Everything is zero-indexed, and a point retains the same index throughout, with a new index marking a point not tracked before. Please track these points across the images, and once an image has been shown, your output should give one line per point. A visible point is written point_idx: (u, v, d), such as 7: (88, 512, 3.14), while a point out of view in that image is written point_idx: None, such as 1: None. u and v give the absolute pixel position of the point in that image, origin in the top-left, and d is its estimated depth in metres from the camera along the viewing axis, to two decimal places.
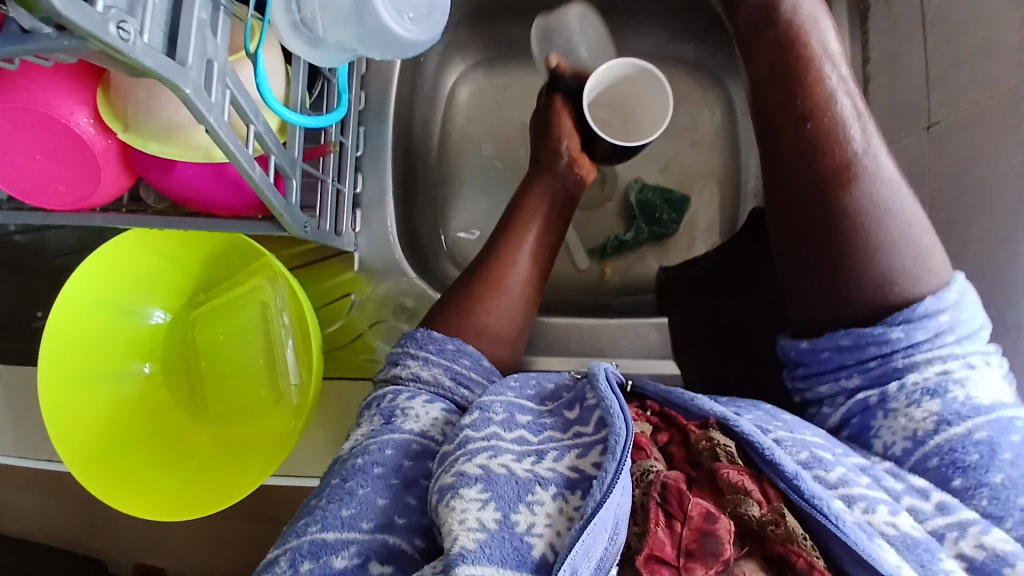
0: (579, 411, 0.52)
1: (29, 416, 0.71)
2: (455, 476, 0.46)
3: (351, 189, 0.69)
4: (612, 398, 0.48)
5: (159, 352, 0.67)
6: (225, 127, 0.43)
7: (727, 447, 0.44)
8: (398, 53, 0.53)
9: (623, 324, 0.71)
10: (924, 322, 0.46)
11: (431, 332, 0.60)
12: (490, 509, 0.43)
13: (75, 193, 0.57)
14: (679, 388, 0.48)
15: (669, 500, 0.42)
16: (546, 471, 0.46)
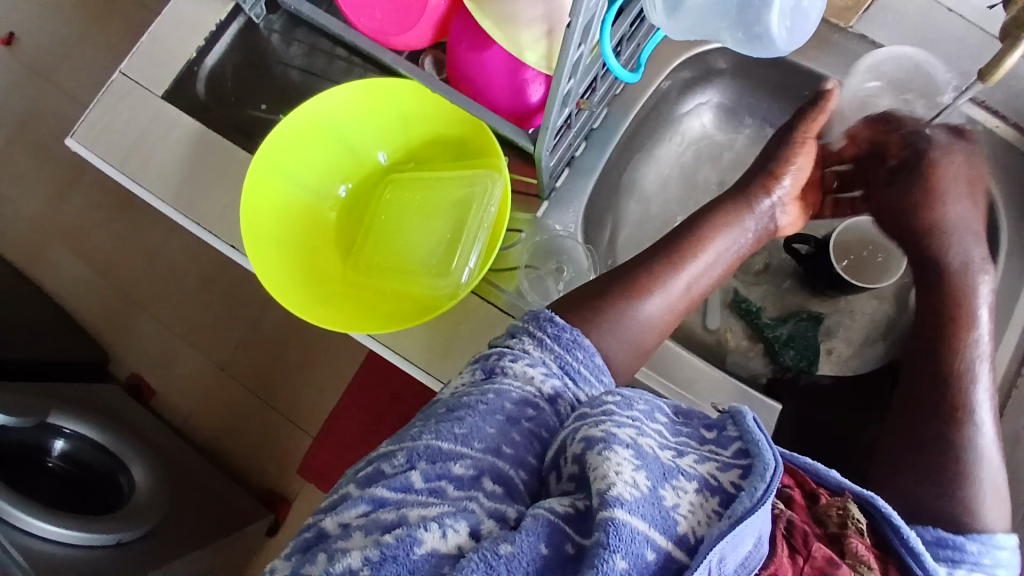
0: (718, 432, 0.45)
1: (205, 183, 0.78)
2: (605, 431, 0.41)
3: (575, 150, 0.74)
4: (762, 432, 0.42)
5: (354, 189, 0.72)
6: (578, 31, 0.48)
7: (859, 523, 0.45)
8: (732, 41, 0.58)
9: (737, 386, 0.69)
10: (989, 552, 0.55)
11: (553, 315, 0.55)
12: (642, 474, 0.38)
13: (387, 29, 0.65)
14: (809, 460, 0.45)
15: (793, 537, 0.42)
16: (687, 466, 0.41)
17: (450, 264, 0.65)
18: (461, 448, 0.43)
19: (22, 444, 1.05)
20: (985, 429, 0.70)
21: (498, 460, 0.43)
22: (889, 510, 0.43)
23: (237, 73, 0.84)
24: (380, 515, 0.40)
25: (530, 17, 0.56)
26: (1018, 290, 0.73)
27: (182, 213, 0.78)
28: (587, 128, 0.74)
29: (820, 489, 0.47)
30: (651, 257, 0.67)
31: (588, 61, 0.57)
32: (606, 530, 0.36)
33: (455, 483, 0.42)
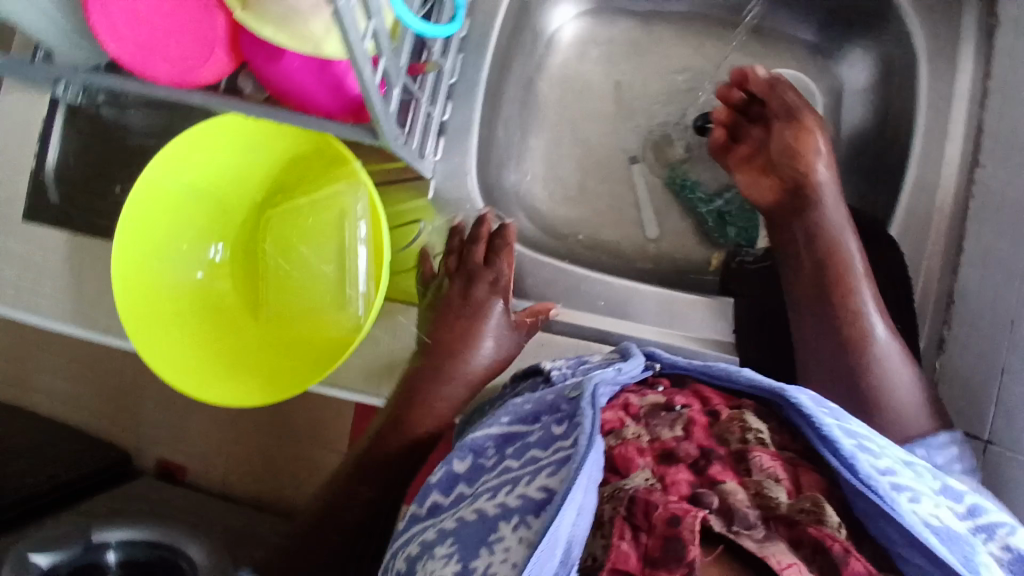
0: (567, 424, 0.45)
1: (94, 287, 0.74)
2: (438, 532, 0.41)
3: (440, 115, 0.68)
4: (585, 416, 0.42)
5: (232, 242, 0.68)
6: (349, 13, 0.42)
7: (758, 433, 0.44)
8: None
9: (684, 300, 0.68)
10: (939, 449, 0.53)
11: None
12: (452, 563, 0.38)
13: (183, 62, 0.57)
14: (722, 361, 0.48)
15: (636, 514, 0.37)
16: (512, 501, 0.40)
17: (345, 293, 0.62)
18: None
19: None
20: (948, 253, 0.65)
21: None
22: (799, 399, 0.43)
23: (82, 162, 0.77)
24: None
25: (310, 4, 0.50)
26: (944, 95, 0.67)
27: (90, 327, 0.74)
28: (443, 86, 0.67)
29: (719, 404, 0.47)
30: None
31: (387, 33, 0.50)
32: None
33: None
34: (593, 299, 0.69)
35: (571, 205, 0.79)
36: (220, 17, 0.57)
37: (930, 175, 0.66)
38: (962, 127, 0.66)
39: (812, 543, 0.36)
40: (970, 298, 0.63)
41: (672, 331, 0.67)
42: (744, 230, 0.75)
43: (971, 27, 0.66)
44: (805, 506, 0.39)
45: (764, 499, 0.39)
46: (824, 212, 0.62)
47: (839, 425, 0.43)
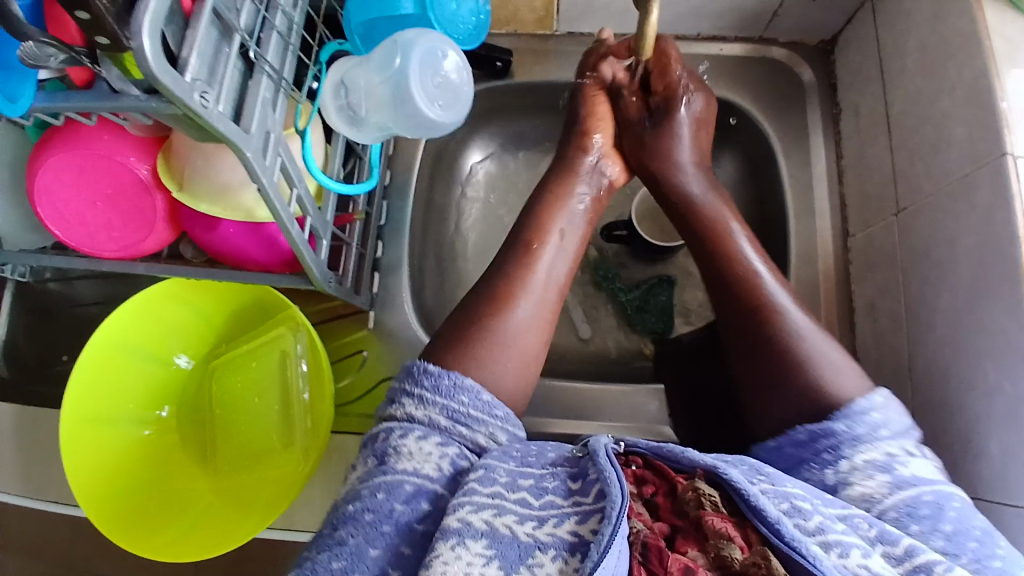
0: (582, 480, 0.49)
1: (41, 461, 0.74)
2: (460, 522, 0.45)
3: (373, 254, 0.75)
4: (612, 470, 0.47)
5: (175, 397, 0.70)
6: (273, 186, 0.49)
7: (711, 496, 0.46)
8: (427, 135, 0.54)
9: (618, 391, 0.74)
10: (859, 419, 0.50)
11: (427, 366, 0.56)
12: (494, 567, 0.43)
13: (128, 240, 0.63)
14: (669, 442, 0.50)
15: (650, 559, 0.44)
16: (546, 536, 0.45)
17: (291, 429, 0.65)
18: (483, 419, 0.54)
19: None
20: (842, 312, 0.74)
21: (426, 471, 0.50)
22: (730, 474, 0.45)
23: (32, 336, 0.81)
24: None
25: (241, 180, 0.57)
26: (806, 181, 0.77)
27: (48, 498, 0.73)
28: (373, 229, 0.74)
29: (678, 477, 0.50)
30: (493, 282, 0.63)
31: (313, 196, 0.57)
32: None
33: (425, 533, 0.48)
34: (536, 403, 0.73)
35: None
36: (158, 196, 0.62)
37: (812, 248, 0.75)
38: (825, 207, 0.76)
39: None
40: (869, 350, 0.70)
41: (611, 423, 0.72)
42: (662, 317, 0.82)
43: (814, 126, 0.79)
44: (755, 561, 0.43)
45: (721, 560, 0.43)
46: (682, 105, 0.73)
47: (772, 490, 0.45)
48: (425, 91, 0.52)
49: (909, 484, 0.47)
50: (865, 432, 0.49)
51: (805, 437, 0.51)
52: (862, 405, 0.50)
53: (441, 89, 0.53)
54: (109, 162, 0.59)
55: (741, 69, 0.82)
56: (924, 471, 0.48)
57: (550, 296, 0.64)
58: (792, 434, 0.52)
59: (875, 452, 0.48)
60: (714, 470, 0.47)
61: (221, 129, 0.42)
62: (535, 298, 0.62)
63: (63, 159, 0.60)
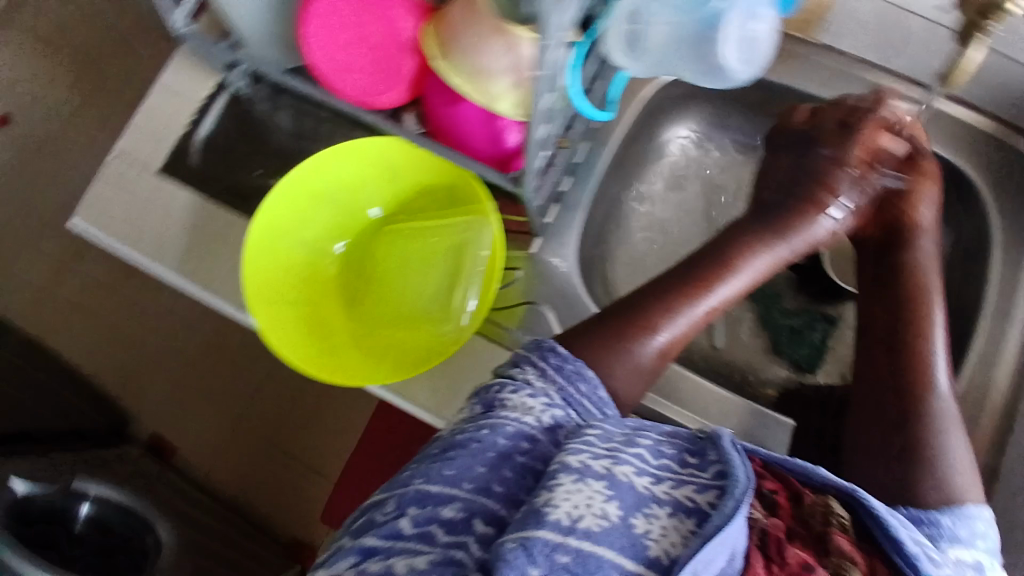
0: (700, 457, 0.48)
1: (204, 250, 0.81)
2: (573, 461, 0.45)
3: (561, 186, 0.75)
4: (736, 456, 0.46)
5: (353, 236, 0.74)
6: (544, 78, 0.49)
7: (841, 518, 0.47)
8: (700, 76, 0.55)
9: (724, 397, 0.71)
10: (963, 522, 0.54)
11: (556, 346, 0.58)
12: (613, 505, 0.43)
13: (370, 89, 0.66)
14: (796, 457, 0.48)
15: (767, 546, 0.44)
16: (662, 493, 0.44)
17: (451, 310, 0.69)
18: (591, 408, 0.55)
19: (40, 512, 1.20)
20: (1000, 427, 0.69)
21: (526, 418, 0.51)
22: (873, 502, 0.46)
23: (227, 144, 0.86)
24: (369, 565, 0.44)
25: (500, 67, 0.58)
26: (1014, 283, 0.72)
27: (207, 291, 0.80)
28: (570, 163, 0.74)
29: (805, 491, 0.49)
30: (636, 302, 0.65)
31: (559, 106, 0.57)
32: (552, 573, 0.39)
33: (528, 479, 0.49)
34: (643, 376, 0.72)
35: None
36: (413, 59, 0.65)
37: (995, 351, 0.71)
38: None
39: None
40: (1018, 473, 0.66)
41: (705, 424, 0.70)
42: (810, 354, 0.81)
43: None
44: None
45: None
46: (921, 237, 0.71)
47: (910, 531, 0.46)
48: (732, 40, 0.52)
49: None
50: (965, 535, 0.53)
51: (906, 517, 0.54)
52: (969, 510, 0.55)
53: (746, 42, 0.53)
54: (383, 17, 0.65)
55: (990, 146, 0.76)
56: None
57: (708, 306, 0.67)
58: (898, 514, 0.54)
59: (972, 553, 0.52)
60: (852, 494, 0.46)
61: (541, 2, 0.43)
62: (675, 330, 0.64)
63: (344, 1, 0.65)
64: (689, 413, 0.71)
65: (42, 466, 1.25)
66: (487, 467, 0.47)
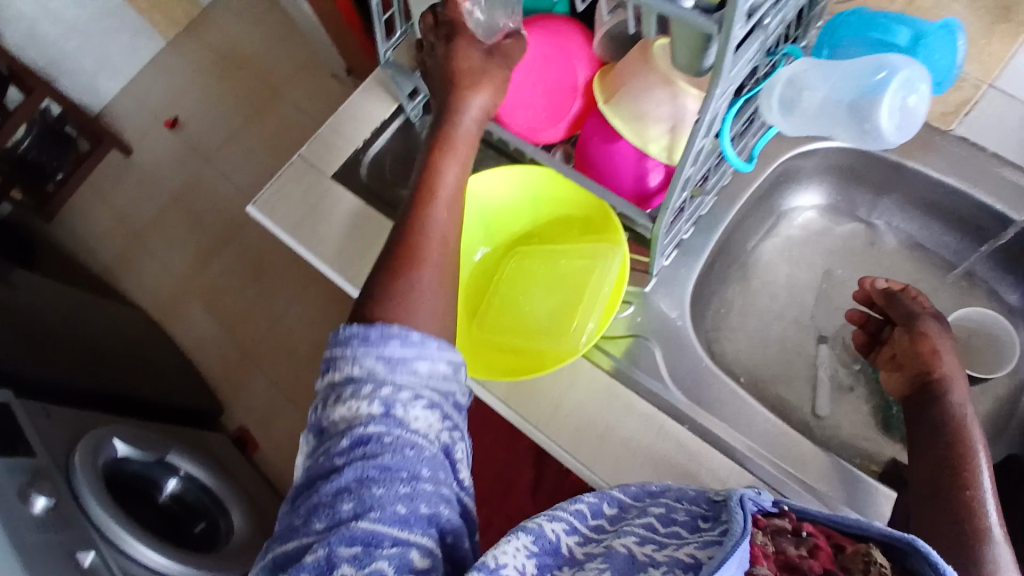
0: (713, 521, 0.56)
1: (358, 247, 0.92)
2: (541, 525, 0.56)
3: (684, 233, 0.81)
4: (740, 519, 0.52)
5: (494, 251, 0.84)
6: (704, 127, 0.55)
7: (882, 567, 0.50)
8: (855, 139, 0.63)
9: (826, 458, 0.73)
10: None
11: (354, 325, 0.56)
12: (605, 574, 0.51)
13: (535, 125, 0.76)
14: (849, 514, 0.52)
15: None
16: (664, 556, 0.52)
17: (569, 326, 0.74)
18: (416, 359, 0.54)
19: (137, 475, 1.28)
20: None
21: (367, 406, 0.52)
22: (919, 544, 0.48)
23: (393, 160, 0.99)
24: None
25: (657, 115, 0.66)
26: None
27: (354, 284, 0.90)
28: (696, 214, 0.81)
29: (847, 541, 0.53)
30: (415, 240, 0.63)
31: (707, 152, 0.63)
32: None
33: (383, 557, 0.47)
34: (740, 422, 0.75)
35: (756, 355, 0.88)
36: (577, 102, 0.75)
37: None
38: None
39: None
40: None
41: (800, 481, 0.72)
42: None
43: None
44: None
45: None
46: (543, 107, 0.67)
47: None
48: (890, 108, 0.59)
49: None
50: None
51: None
52: None
53: (903, 112, 0.60)
54: (565, 61, 0.74)
55: None
56: None
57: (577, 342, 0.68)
58: None
59: None
60: (884, 539, 0.50)
61: (723, 60, 0.49)
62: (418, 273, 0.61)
63: (532, 44, 0.74)
64: (783, 465, 0.73)
65: (151, 430, 1.35)
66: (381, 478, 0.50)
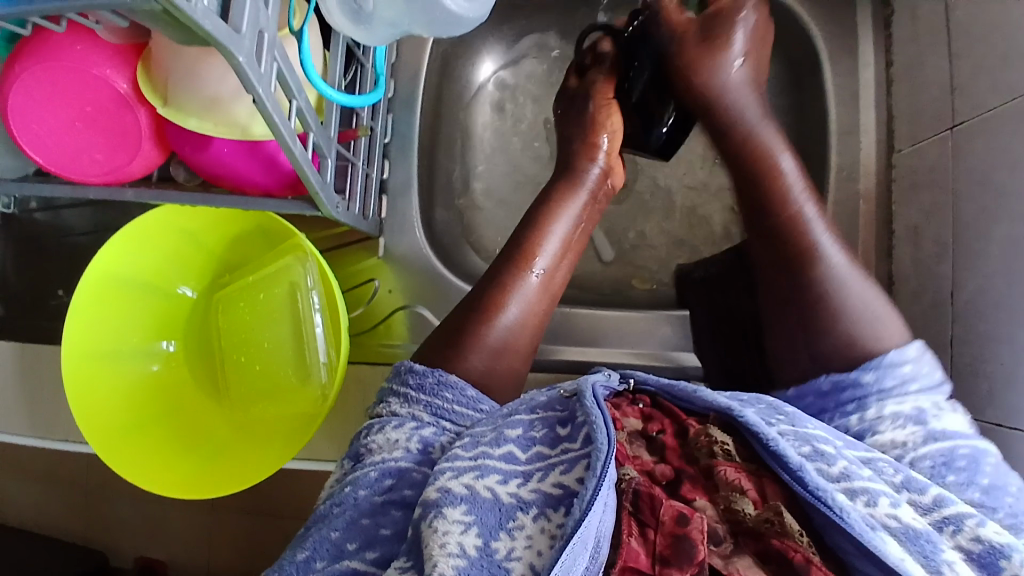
0: (570, 425, 0.41)
1: (43, 391, 0.72)
2: (437, 493, 0.38)
3: (378, 174, 0.69)
4: (598, 413, 0.39)
5: (179, 330, 0.66)
6: (272, 99, 0.44)
7: (725, 445, 0.41)
8: (442, 30, 0.50)
9: (646, 317, 0.71)
10: (889, 369, 0.48)
11: (414, 362, 0.47)
12: (472, 534, 0.36)
13: (113, 162, 0.57)
14: (681, 382, 0.44)
15: (641, 509, 0.37)
16: (528, 494, 0.38)
17: (306, 363, 0.62)
18: (466, 413, 0.46)
19: None
20: (880, 234, 0.69)
21: (393, 454, 0.43)
22: (747, 417, 0.40)
23: (26, 265, 0.77)
24: None
25: (232, 92, 0.52)
26: (850, 91, 0.71)
27: (71, 437, 0.72)
28: (377, 147, 0.68)
29: (690, 421, 0.44)
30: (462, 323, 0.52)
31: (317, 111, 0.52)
32: (428, 538, 0.36)
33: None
34: (556, 331, 0.71)
35: None
36: (141, 112, 0.56)
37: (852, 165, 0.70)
38: (868, 121, 0.70)
39: (777, 555, 0.36)
40: (904, 272, 0.66)
41: (636, 351, 0.70)
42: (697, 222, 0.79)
43: (863, 29, 0.70)
44: (769, 515, 0.38)
45: (731, 511, 0.38)
46: (192, 105, 0.52)
47: (793, 435, 0.41)
48: None
49: (942, 437, 0.44)
50: (893, 384, 0.47)
51: (828, 388, 0.49)
52: (894, 357, 0.48)
53: None
54: (84, 73, 0.53)
55: None
56: (958, 425, 0.45)
57: (542, 300, 0.55)
58: (814, 384, 0.50)
59: (906, 401, 0.46)
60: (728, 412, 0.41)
61: (209, 31, 0.37)
62: (531, 291, 0.55)
63: (34, 73, 0.53)
64: (612, 348, 0.70)
65: None
66: (367, 483, 0.42)
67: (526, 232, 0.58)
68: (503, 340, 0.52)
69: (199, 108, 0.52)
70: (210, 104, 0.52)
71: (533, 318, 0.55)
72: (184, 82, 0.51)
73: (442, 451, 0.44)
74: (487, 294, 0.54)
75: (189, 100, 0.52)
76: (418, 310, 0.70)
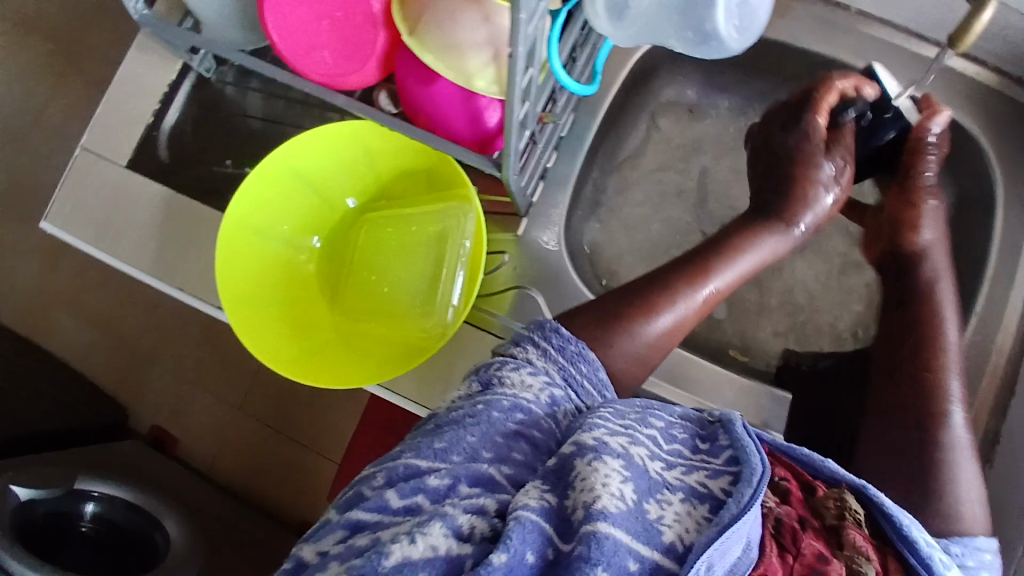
0: (711, 443, 0.44)
1: (174, 242, 0.77)
2: (594, 440, 0.40)
3: (545, 162, 0.71)
4: (749, 440, 0.43)
5: (330, 228, 0.71)
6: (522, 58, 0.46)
7: (855, 514, 0.42)
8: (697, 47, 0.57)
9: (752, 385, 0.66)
10: (972, 552, 0.52)
11: (558, 325, 0.53)
12: (630, 486, 0.38)
13: (339, 69, 0.62)
14: (807, 448, 0.44)
15: (782, 534, 0.40)
16: (674, 479, 0.40)
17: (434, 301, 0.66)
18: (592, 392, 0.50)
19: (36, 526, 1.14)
20: (1002, 389, 0.67)
21: (526, 397, 0.46)
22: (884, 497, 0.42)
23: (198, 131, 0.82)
24: (356, 540, 0.39)
25: (475, 43, 0.54)
26: (1019, 242, 0.69)
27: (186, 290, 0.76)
28: (554, 137, 0.71)
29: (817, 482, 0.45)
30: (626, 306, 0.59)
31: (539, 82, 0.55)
32: (582, 474, 0.38)
33: (433, 495, 0.40)
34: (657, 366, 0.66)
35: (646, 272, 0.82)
36: (381, 34, 0.61)
37: (996, 314, 0.68)
38: None
39: None
40: (1015, 433, 0.64)
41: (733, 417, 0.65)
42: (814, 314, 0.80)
43: None
44: None
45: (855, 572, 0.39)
46: (434, 43, 0.55)
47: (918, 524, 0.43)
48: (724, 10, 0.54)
49: None
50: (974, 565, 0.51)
51: None
52: (980, 542, 0.53)
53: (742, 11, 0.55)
54: None
55: (990, 98, 0.72)
56: None
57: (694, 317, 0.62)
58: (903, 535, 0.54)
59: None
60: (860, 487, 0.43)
61: None
62: (692, 304, 0.61)
63: None
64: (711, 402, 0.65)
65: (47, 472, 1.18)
66: (504, 410, 0.44)
67: (696, 257, 0.64)
68: (653, 337, 0.58)
69: (438, 47, 0.55)
70: (449, 48, 0.55)
71: (681, 327, 0.61)
72: (437, 22, 0.54)
73: (566, 415, 0.47)
74: (653, 290, 0.60)
75: (434, 38, 0.55)
76: (533, 295, 0.69)
